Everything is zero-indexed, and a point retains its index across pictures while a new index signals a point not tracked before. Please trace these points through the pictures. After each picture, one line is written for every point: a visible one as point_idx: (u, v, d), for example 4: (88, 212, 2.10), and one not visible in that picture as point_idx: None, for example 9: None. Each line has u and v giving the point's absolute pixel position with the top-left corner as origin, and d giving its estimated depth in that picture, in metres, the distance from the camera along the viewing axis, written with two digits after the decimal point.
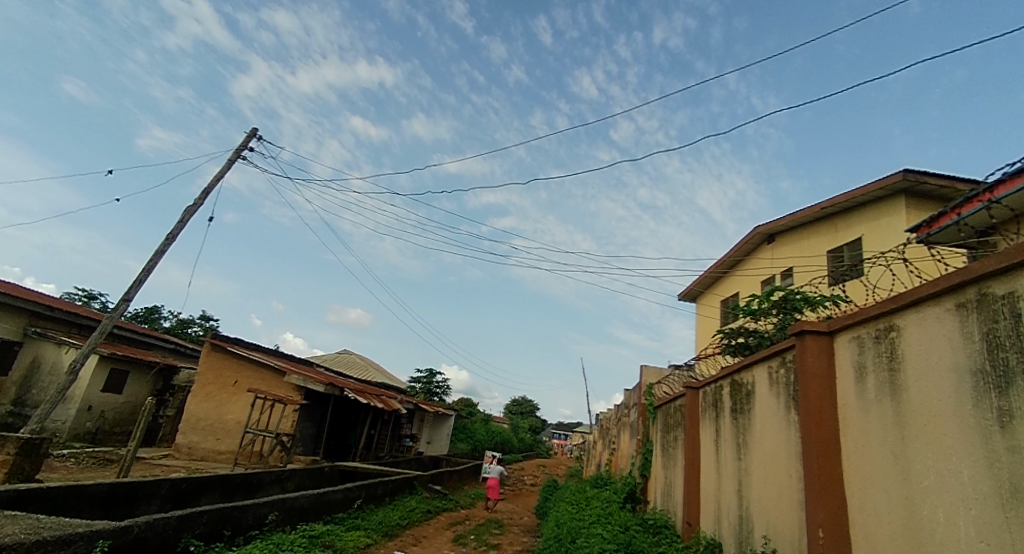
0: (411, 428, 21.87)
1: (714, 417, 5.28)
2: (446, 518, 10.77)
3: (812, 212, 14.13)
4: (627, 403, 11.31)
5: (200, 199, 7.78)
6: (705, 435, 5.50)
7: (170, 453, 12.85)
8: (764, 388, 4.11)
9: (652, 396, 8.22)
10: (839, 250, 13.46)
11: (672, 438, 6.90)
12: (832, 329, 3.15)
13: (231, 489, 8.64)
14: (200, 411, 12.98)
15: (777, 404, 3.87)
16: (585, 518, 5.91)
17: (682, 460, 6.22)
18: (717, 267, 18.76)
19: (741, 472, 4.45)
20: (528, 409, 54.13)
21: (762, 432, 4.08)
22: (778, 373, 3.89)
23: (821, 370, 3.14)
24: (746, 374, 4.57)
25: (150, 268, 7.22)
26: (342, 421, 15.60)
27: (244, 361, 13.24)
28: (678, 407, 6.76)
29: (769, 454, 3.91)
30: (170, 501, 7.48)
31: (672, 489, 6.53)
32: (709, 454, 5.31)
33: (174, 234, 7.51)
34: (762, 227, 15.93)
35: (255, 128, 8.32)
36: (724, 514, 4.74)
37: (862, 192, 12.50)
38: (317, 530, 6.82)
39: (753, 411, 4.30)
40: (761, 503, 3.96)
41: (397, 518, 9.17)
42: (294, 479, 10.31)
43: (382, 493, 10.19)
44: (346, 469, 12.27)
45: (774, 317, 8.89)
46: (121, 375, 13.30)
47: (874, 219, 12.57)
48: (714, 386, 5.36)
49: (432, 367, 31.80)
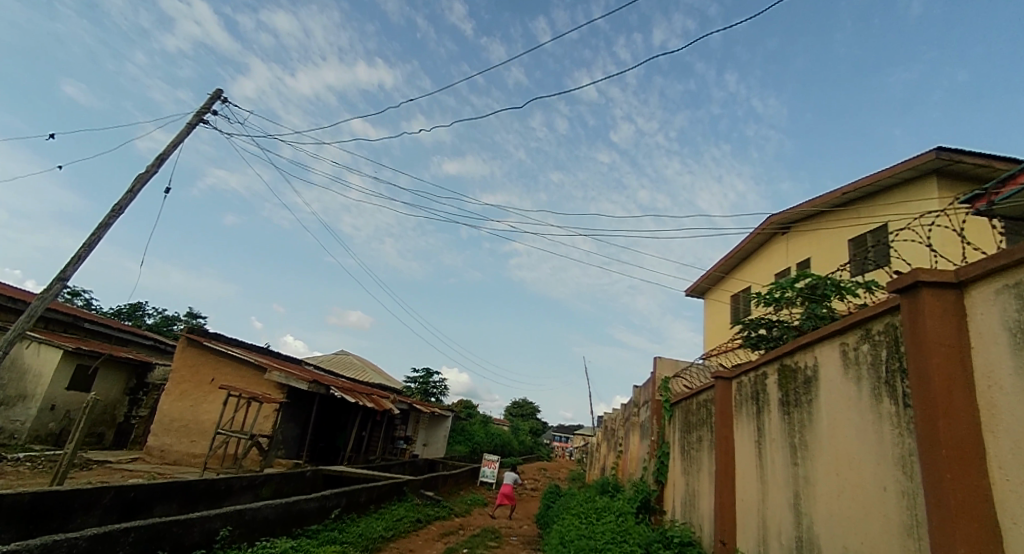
0: (405, 429, 20.89)
1: (755, 412, 4.31)
2: (438, 528, 9.76)
3: (832, 198, 13.19)
4: (636, 401, 10.29)
5: (153, 166, 6.78)
6: (742, 434, 4.53)
7: (140, 456, 11.87)
8: (834, 372, 3.16)
9: (668, 392, 7.26)
10: (862, 237, 12.51)
11: (694, 440, 5.96)
12: (965, 279, 2.18)
13: (192, 497, 7.66)
14: (173, 411, 12.02)
15: (857, 393, 2.91)
16: (595, 536, 4.91)
17: (709, 465, 5.27)
18: (727, 260, 17.99)
19: (800, 480, 3.48)
20: (528, 412, 52.98)
21: (833, 428, 3.12)
22: (859, 351, 2.93)
23: (949, 337, 2.17)
24: (801, 357, 3.61)
25: (91, 244, 6.27)
26: (329, 423, 14.60)
27: (223, 357, 12.30)
28: (702, 402, 5.81)
29: (846, 458, 2.95)
30: (114, 513, 6.48)
31: (696, 498, 5.59)
32: (748, 459, 4.36)
33: (121, 205, 6.53)
34: (776, 216, 15.07)
35: (220, 89, 7.27)
36: (773, 534, 3.78)
37: (888, 173, 11.54)
38: (280, 547, 5.80)
39: (818, 402, 3.33)
40: (836, 524, 3.00)
41: (381, 529, 8.16)
42: (270, 485, 9.32)
43: (366, 500, 9.19)
44: (330, 474, 11.30)
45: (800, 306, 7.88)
46: (88, 372, 12.32)
47: (901, 203, 11.62)
48: (754, 373, 4.40)
49: (429, 367, 30.81)
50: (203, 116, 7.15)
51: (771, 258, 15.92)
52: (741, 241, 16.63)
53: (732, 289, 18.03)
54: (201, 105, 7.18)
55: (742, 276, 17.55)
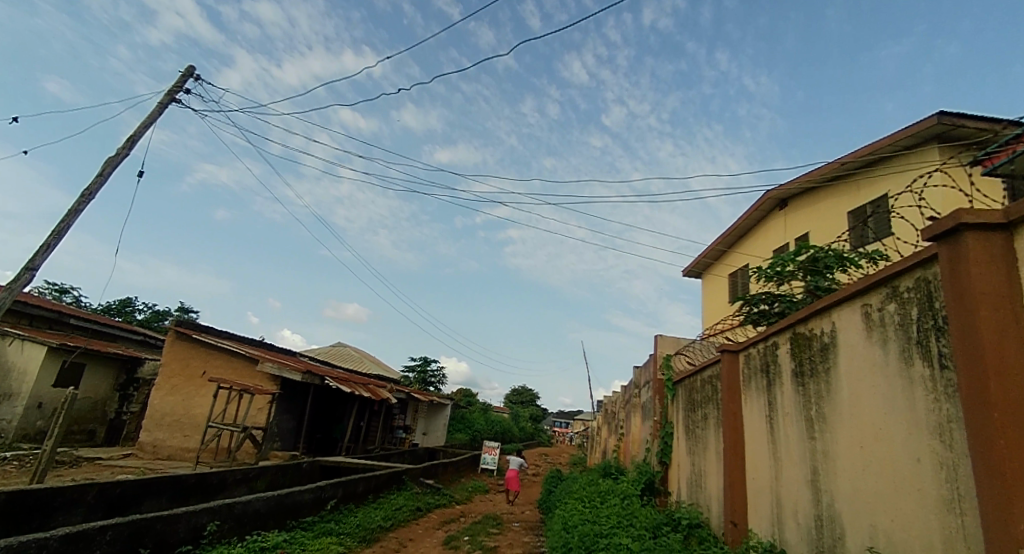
0: (404, 418, 20.73)
1: (766, 385, 4.07)
2: (438, 516, 9.57)
3: (831, 170, 12.94)
4: (636, 382, 10.09)
5: (124, 148, 6.47)
6: (752, 409, 4.30)
7: (132, 453, 11.63)
8: (856, 336, 2.91)
9: (670, 370, 7.05)
10: (861, 209, 12.29)
11: (699, 418, 5.74)
12: (1015, 220, 1.91)
13: (183, 492, 7.42)
14: (165, 406, 11.76)
15: (884, 357, 2.66)
16: (600, 521, 4.70)
17: (717, 444, 5.04)
18: (724, 238, 17.81)
19: (818, 455, 3.24)
20: (528, 399, 53.01)
21: (856, 397, 2.88)
22: (884, 312, 2.68)
23: (997, 286, 1.92)
24: (817, 322, 3.36)
25: (61, 231, 5.97)
26: (326, 414, 14.40)
27: (214, 350, 12.03)
28: (707, 379, 5.59)
29: (872, 429, 2.72)
30: (99, 510, 6.24)
31: (702, 478, 5.38)
32: (759, 435, 4.12)
33: (91, 189, 6.22)
34: (774, 191, 14.84)
35: (192, 66, 6.94)
36: (788, 512, 3.56)
37: (888, 142, 11.28)
38: (271, 541, 5.57)
39: (838, 370, 3.08)
40: (862, 500, 2.77)
41: (380, 519, 7.95)
42: (265, 477, 9.11)
43: (364, 490, 8.99)
44: (328, 465, 11.11)
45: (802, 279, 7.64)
46: (75, 369, 12.03)
47: (902, 172, 11.38)
48: (764, 344, 4.16)
49: (426, 355, 30.62)
50: (175, 95, 6.83)
51: (769, 234, 15.74)
52: (738, 218, 16.41)
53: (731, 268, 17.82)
54: (172, 84, 6.87)
55: (740, 254, 17.35)
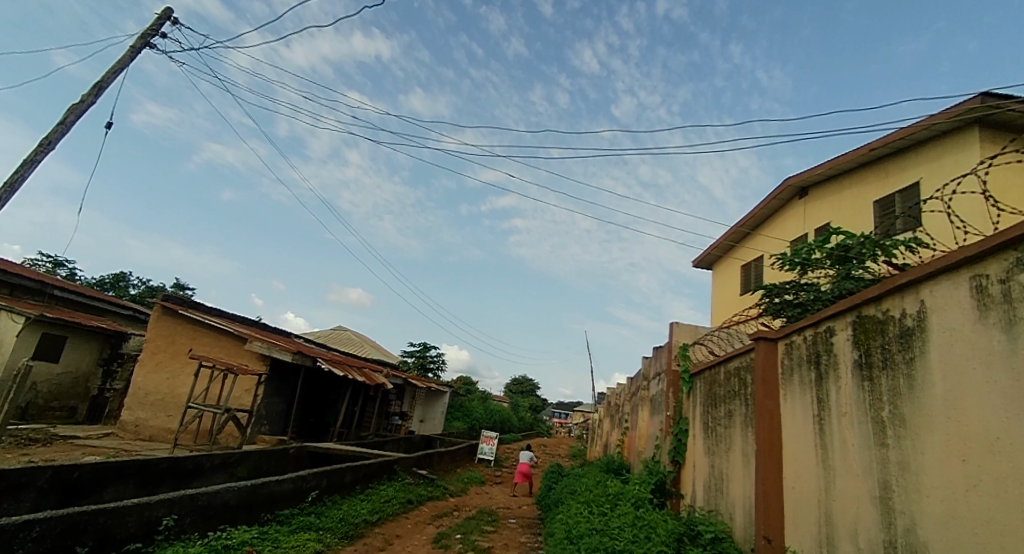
0: (400, 404, 20.22)
1: (814, 379, 3.40)
2: (430, 510, 9.00)
3: (858, 155, 12.21)
4: (645, 374, 9.44)
5: (89, 94, 5.83)
6: (795, 407, 3.63)
7: (113, 431, 11.11)
8: (960, 317, 2.24)
9: (687, 361, 6.43)
10: (889, 198, 11.58)
11: (721, 416, 5.10)
12: None
13: (152, 478, 6.85)
14: (148, 384, 11.22)
15: (1011, 344, 1.99)
16: (610, 534, 4.06)
17: (745, 446, 4.37)
18: (738, 227, 17.11)
19: (892, 466, 2.59)
20: (529, 388, 52.63)
21: (959, 398, 2.21)
22: (1013, 285, 2.00)
23: None
24: (897, 302, 2.67)
25: (12, 184, 5.36)
26: (318, 398, 13.84)
27: (201, 327, 11.44)
28: (734, 372, 4.91)
29: (983, 438, 2.07)
30: (51, 496, 5.66)
31: (724, 483, 4.76)
32: (804, 438, 3.47)
33: (49, 139, 5.60)
34: (793, 178, 14.12)
35: (169, 7, 6.26)
36: (844, 534, 2.91)
37: (924, 125, 10.55)
38: (238, 537, 5.00)
39: (928, 362, 2.41)
40: (963, 531, 2.12)
41: (366, 513, 7.38)
42: (247, 463, 8.55)
43: (351, 481, 8.41)
44: (317, 451, 10.56)
45: (830, 269, 6.94)
46: (55, 342, 11.50)
47: (936, 158, 10.66)
48: (813, 331, 3.47)
49: (426, 341, 30.05)
50: (149, 38, 6.17)
51: (786, 224, 15.04)
52: (755, 206, 15.69)
53: (743, 258, 17.13)
54: (147, 26, 6.20)
55: (755, 243, 16.64)
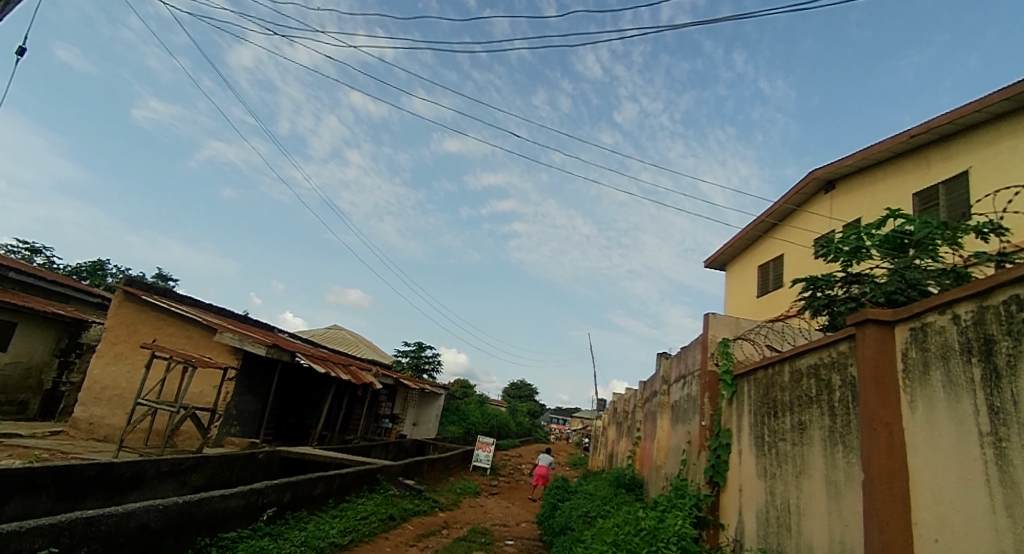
0: (391, 407, 19.01)
1: (988, 374, 2.21)
2: (415, 528, 7.80)
3: (895, 142, 11.09)
4: (665, 377, 8.21)
5: None
6: (938, 418, 2.45)
7: (64, 430, 9.91)
8: None
9: (729, 360, 5.25)
10: (931, 190, 10.47)
11: (786, 429, 3.92)
12: None
13: (75, 489, 5.63)
14: (105, 377, 10.02)
15: None
16: None
17: (837, 474, 3.17)
18: (755, 225, 16.02)
19: None
20: (527, 393, 51.34)
21: None
22: None
23: None
24: None
25: None
26: (297, 397, 12.65)
27: (167, 316, 10.28)
28: (808, 371, 3.71)
29: None
30: None
31: (793, 518, 3.62)
32: (960, 470, 2.29)
33: None
34: (820, 170, 13.01)
35: None
36: None
37: (976, 106, 9.41)
38: None
39: None
40: None
41: (334, 533, 6.15)
42: (204, 470, 7.35)
43: (322, 494, 7.21)
44: (289, 456, 9.35)
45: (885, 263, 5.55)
46: (4, 328, 10.31)
47: (989, 145, 9.51)
48: (983, 306, 2.28)
49: (421, 341, 28.87)
50: None
51: (810, 221, 13.95)
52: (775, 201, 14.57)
53: (761, 258, 16.03)
54: None
55: (774, 241, 15.49)
